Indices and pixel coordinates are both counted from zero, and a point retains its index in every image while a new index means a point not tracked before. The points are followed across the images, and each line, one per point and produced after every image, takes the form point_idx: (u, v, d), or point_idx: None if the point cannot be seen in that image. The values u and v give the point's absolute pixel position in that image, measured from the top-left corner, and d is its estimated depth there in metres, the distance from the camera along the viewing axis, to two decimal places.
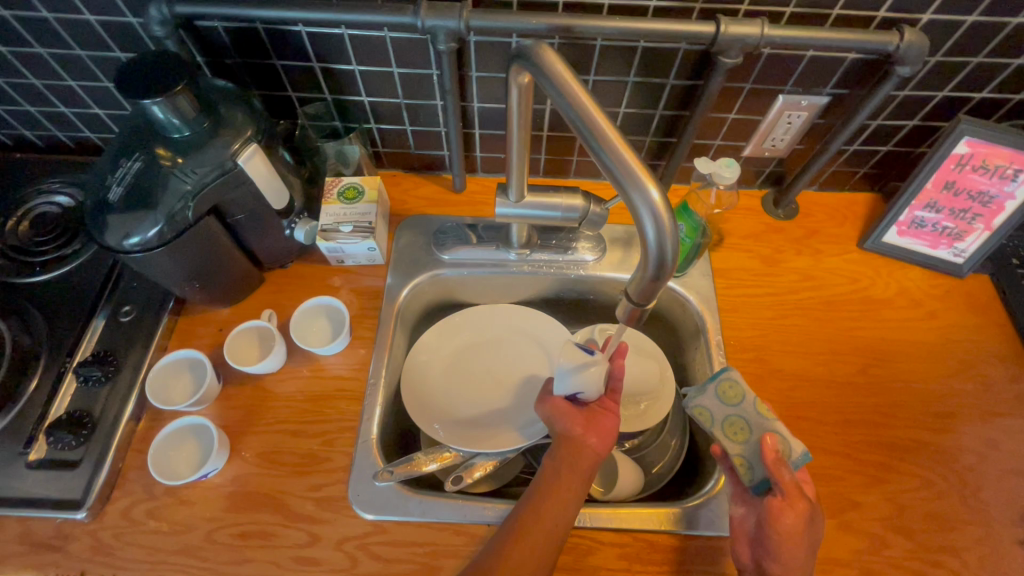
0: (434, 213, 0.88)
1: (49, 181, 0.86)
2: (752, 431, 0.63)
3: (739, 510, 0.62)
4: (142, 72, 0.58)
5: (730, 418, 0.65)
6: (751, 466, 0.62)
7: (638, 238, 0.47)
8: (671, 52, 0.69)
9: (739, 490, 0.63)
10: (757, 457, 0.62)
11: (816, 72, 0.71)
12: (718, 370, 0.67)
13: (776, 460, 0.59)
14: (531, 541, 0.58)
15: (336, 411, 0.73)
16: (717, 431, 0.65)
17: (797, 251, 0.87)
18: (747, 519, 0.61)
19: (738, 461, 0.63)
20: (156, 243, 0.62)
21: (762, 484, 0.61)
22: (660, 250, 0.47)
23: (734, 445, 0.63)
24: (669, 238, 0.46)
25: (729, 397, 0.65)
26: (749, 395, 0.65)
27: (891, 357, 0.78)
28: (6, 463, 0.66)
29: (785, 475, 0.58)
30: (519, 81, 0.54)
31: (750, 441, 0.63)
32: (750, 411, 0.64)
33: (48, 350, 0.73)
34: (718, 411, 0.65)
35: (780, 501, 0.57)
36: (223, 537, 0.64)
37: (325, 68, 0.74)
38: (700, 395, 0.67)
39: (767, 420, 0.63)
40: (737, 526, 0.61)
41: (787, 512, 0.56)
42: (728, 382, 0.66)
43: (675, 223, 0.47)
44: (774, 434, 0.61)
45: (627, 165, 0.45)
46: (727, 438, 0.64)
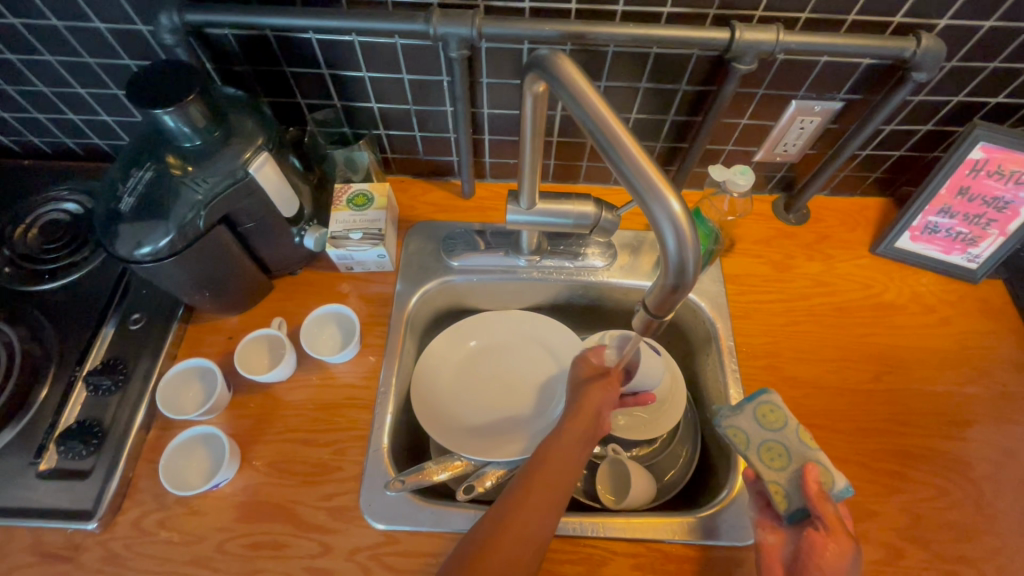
0: (443, 219, 0.88)
1: (58, 188, 0.86)
2: (791, 459, 0.62)
3: (772, 538, 0.61)
4: (153, 82, 0.58)
5: (768, 443, 0.63)
6: (788, 496, 0.60)
7: (658, 248, 0.46)
8: (683, 58, 0.68)
9: (768, 516, 0.63)
10: (796, 487, 0.60)
11: (830, 78, 0.70)
12: (757, 393, 0.66)
13: (819, 493, 0.59)
14: (508, 541, 0.55)
15: (346, 419, 0.72)
16: (753, 455, 0.63)
17: (808, 257, 0.86)
18: (781, 547, 0.60)
19: (774, 488, 0.61)
20: (167, 253, 0.61)
21: (797, 515, 0.60)
22: (679, 262, 0.46)
23: (772, 472, 0.62)
24: (689, 249, 0.45)
25: (769, 422, 0.64)
26: (790, 422, 0.64)
27: (905, 365, 0.78)
28: (17, 474, 0.66)
29: (828, 511, 0.58)
30: (534, 90, 0.53)
31: (789, 469, 0.61)
32: (791, 438, 0.63)
33: (58, 358, 0.73)
34: (755, 434, 0.64)
35: (823, 536, 0.56)
36: (235, 547, 0.64)
37: (334, 75, 0.74)
38: (737, 415, 0.66)
39: (808, 449, 0.62)
40: (770, 553, 0.60)
41: (828, 545, 0.56)
42: (768, 406, 0.65)
43: (696, 234, 0.45)
44: (817, 465, 0.60)
45: (647, 175, 0.44)
46: (762, 464, 0.62)
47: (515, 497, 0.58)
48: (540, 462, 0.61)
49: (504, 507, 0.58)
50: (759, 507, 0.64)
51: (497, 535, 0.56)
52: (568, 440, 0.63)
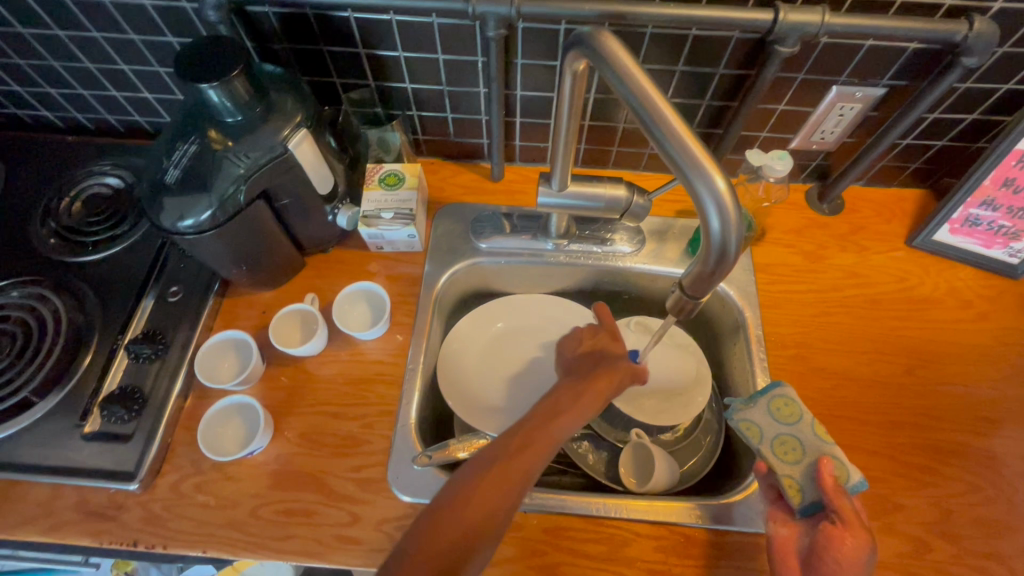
0: (472, 201, 0.89)
1: (99, 163, 0.89)
2: (805, 452, 0.63)
3: (784, 531, 0.60)
4: (200, 56, 0.59)
5: (782, 437, 0.64)
6: (802, 489, 0.61)
7: (701, 229, 0.45)
8: (721, 41, 0.68)
9: (780, 509, 0.62)
10: (810, 480, 0.61)
11: (874, 63, 0.69)
12: (771, 387, 0.68)
13: (834, 485, 0.59)
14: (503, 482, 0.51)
15: (375, 395, 0.74)
16: (767, 448, 0.64)
17: (841, 247, 0.85)
18: (795, 540, 0.60)
19: (788, 482, 0.62)
20: (208, 227, 0.63)
21: (811, 508, 0.60)
22: (723, 243, 0.45)
23: (785, 466, 0.62)
24: (734, 229, 0.44)
25: (783, 416, 0.66)
26: (805, 417, 0.65)
27: (938, 359, 0.76)
28: (63, 435, 0.69)
29: (843, 502, 0.58)
30: (574, 68, 0.53)
31: (802, 463, 0.62)
32: (805, 432, 0.64)
33: (101, 327, 0.76)
34: (769, 428, 0.65)
35: (840, 528, 0.56)
36: (268, 513, 0.66)
37: (370, 54, 0.74)
38: (751, 408, 0.67)
39: (823, 443, 0.64)
40: (782, 546, 0.60)
41: (845, 537, 0.56)
42: (782, 400, 0.67)
43: (741, 213, 0.44)
44: (831, 458, 0.61)
45: (690, 152, 0.43)
46: (776, 456, 0.63)
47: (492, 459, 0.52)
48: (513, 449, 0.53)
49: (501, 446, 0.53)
50: (771, 500, 0.64)
51: (439, 521, 0.48)
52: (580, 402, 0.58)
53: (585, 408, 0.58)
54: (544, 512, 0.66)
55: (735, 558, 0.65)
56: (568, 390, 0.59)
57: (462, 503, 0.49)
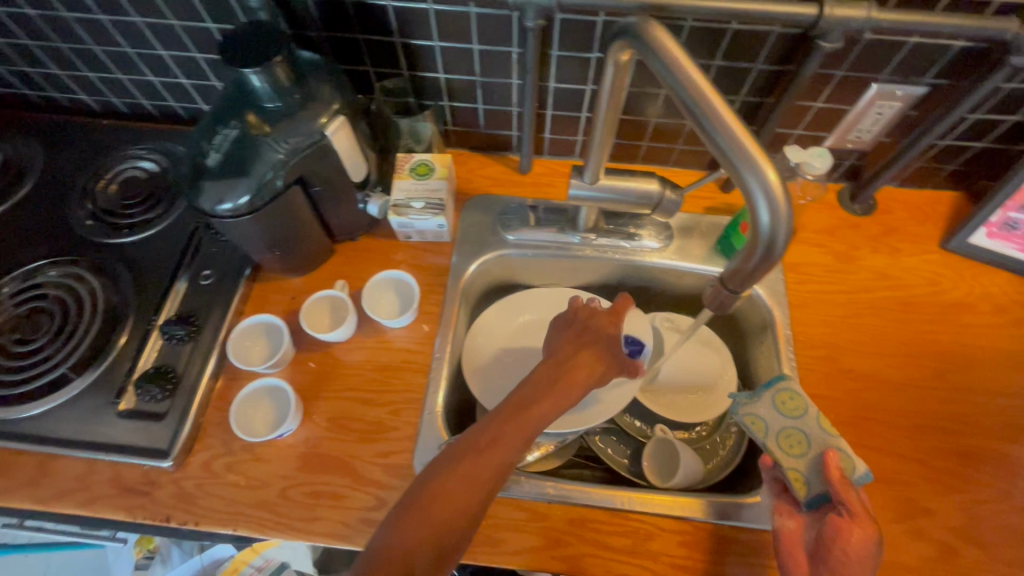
0: (500, 193, 0.89)
1: (135, 147, 0.90)
2: (810, 445, 0.62)
3: (790, 524, 0.60)
4: (243, 41, 0.60)
5: (787, 430, 0.63)
6: (807, 482, 0.60)
7: (749, 223, 0.45)
8: (761, 35, 0.67)
9: (786, 502, 0.62)
10: (815, 472, 0.61)
11: (917, 60, 0.67)
12: (774, 380, 0.67)
13: (840, 477, 0.59)
14: (474, 472, 0.52)
15: (402, 382, 0.75)
16: (772, 442, 0.63)
17: (873, 249, 0.83)
18: (801, 532, 0.60)
19: (793, 475, 0.61)
20: (245, 211, 0.64)
21: (817, 501, 0.60)
22: (771, 238, 0.44)
23: (790, 459, 0.62)
24: (784, 223, 0.43)
25: (789, 409, 0.65)
26: (810, 409, 0.64)
27: (971, 364, 0.75)
28: (99, 411, 0.71)
29: (850, 494, 0.57)
30: (617, 60, 0.52)
31: (808, 455, 0.62)
32: (811, 425, 0.63)
33: (136, 307, 0.77)
34: (774, 422, 0.64)
35: (847, 521, 0.56)
36: (296, 495, 0.67)
37: (405, 43, 0.75)
38: (755, 403, 0.66)
39: (829, 436, 0.63)
40: (789, 538, 0.60)
41: (852, 529, 0.55)
42: (786, 393, 0.66)
43: (791, 207, 0.44)
44: (837, 450, 0.61)
45: (741, 145, 0.43)
46: (781, 450, 0.63)
47: (464, 452, 0.53)
48: (475, 444, 0.53)
49: (472, 438, 0.54)
50: (776, 493, 0.63)
51: (413, 514, 0.50)
52: (553, 398, 0.57)
53: (559, 402, 0.58)
54: (568, 504, 0.67)
55: (758, 556, 0.65)
56: (541, 382, 0.58)
57: (435, 497, 0.50)
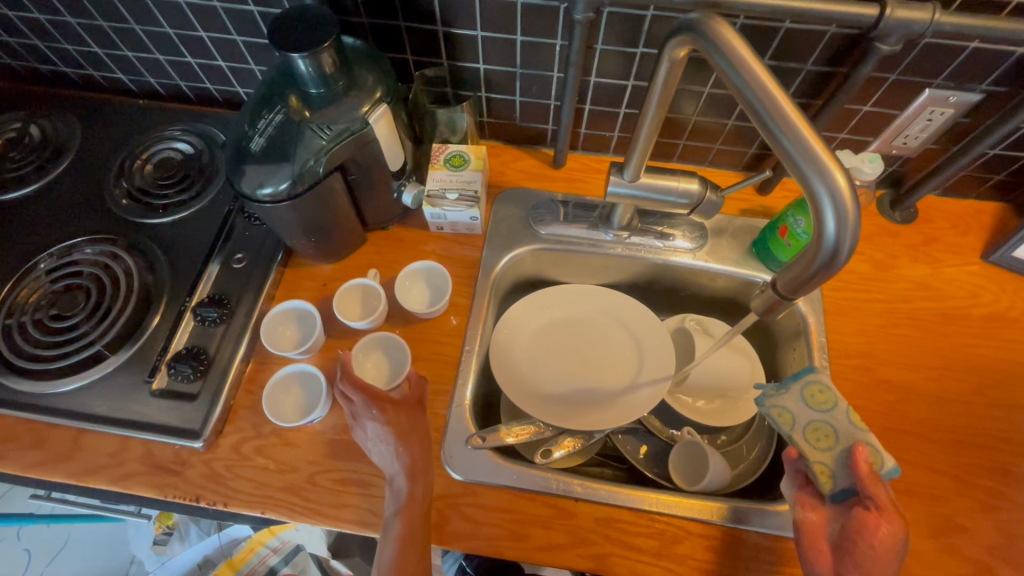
0: (533, 187, 0.88)
1: (171, 128, 0.91)
2: (838, 439, 0.61)
3: (812, 516, 0.59)
4: (293, 26, 0.59)
5: (815, 424, 0.62)
6: (833, 476, 0.59)
7: (812, 228, 0.44)
8: (815, 35, 0.65)
9: (808, 494, 0.61)
10: (843, 466, 0.59)
11: (975, 66, 0.65)
12: (803, 373, 0.65)
13: (870, 472, 0.57)
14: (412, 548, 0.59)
15: (431, 373, 0.74)
16: (798, 435, 0.62)
17: (912, 258, 0.82)
18: (824, 526, 0.58)
19: (819, 468, 0.60)
20: (285, 197, 0.64)
21: (843, 494, 0.58)
22: (836, 245, 0.43)
23: (818, 452, 0.60)
24: (851, 229, 0.41)
25: (817, 402, 0.63)
26: (840, 404, 0.63)
27: (1011, 380, 0.73)
28: (132, 389, 0.71)
29: (879, 489, 0.56)
30: (674, 57, 0.51)
31: (835, 449, 0.60)
32: (839, 419, 0.62)
33: (169, 288, 0.78)
34: (802, 414, 0.63)
35: (875, 516, 0.54)
36: (324, 481, 0.68)
37: (447, 32, 0.74)
38: (782, 395, 0.65)
39: (857, 431, 0.61)
40: (811, 531, 0.58)
41: (880, 524, 0.54)
42: (816, 387, 0.64)
43: (858, 215, 0.42)
44: (866, 445, 0.59)
45: (810, 148, 0.42)
46: (807, 443, 0.61)
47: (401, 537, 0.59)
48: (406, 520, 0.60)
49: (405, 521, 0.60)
50: (798, 485, 0.62)
51: None
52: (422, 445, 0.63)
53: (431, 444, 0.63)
54: (595, 503, 0.66)
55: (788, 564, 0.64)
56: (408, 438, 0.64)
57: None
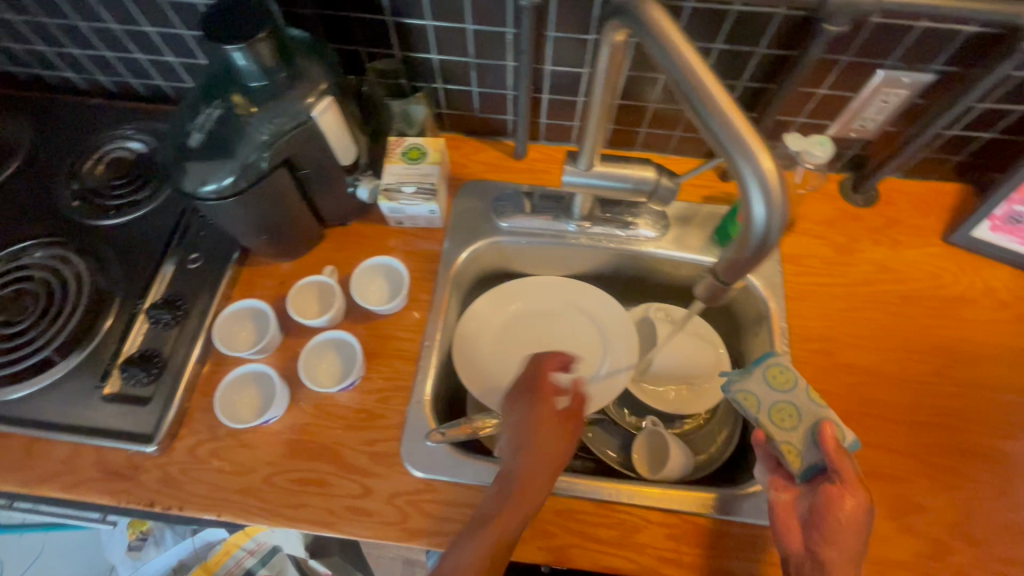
0: (494, 178, 0.87)
1: (123, 127, 0.88)
2: (802, 418, 0.61)
3: (784, 496, 0.60)
4: (226, 17, 0.58)
5: (779, 404, 0.62)
6: (801, 455, 0.59)
7: (742, 214, 0.43)
8: (766, 17, 0.64)
9: (780, 476, 0.61)
10: (810, 444, 0.59)
11: (926, 46, 0.65)
12: (765, 355, 0.65)
13: (836, 447, 0.57)
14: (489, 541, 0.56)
15: (390, 369, 0.74)
16: (765, 417, 0.62)
17: (874, 241, 0.82)
18: (795, 504, 0.59)
19: (786, 449, 0.60)
20: (230, 193, 0.62)
21: (811, 471, 0.59)
22: (765, 228, 0.43)
23: (783, 432, 0.60)
24: (779, 213, 0.41)
25: (781, 383, 0.63)
26: (802, 383, 0.63)
27: (971, 360, 0.74)
28: (83, 395, 0.70)
29: (845, 463, 0.56)
30: (613, 40, 0.50)
31: (800, 428, 0.60)
32: (802, 399, 0.62)
33: (122, 291, 0.76)
34: (767, 396, 0.62)
35: (840, 490, 0.55)
36: (282, 481, 0.67)
37: (397, 22, 0.72)
38: (747, 378, 0.64)
39: (820, 408, 0.61)
40: (783, 511, 0.59)
41: (846, 498, 0.55)
42: (778, 368, 0.64)
43: (785, 198, 0.42)
44: (831, 421, 0.59)
45: (736, 131, 0.41)
46: (773, 424, 0.61)
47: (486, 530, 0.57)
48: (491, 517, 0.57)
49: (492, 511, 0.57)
50: (770, 468, 0.62)
51: None
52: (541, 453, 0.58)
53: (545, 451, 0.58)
54: (556, 494, 0.66)
55: (749, 550, 0.64)
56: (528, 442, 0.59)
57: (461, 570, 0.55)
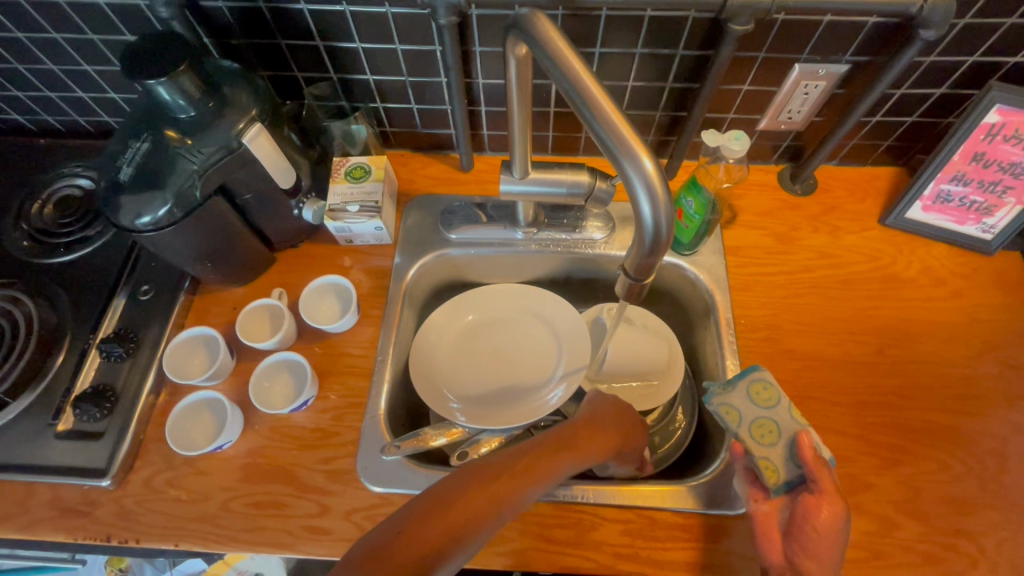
0: (442, 192, 0.88)
1: (71, 164, 0.89)
2: (782, 433, 0.61)
3: (764, 508, 0.60)
4: (146, 52, 0.59)
5: (759, 420, 0.62)
6: (779, 469, 0.59)
7: (634, 214, 0.46)
8: (679, 21, 0.67)
9: (758, 488, 0.62)
10: (790, 459, 0.60)
11: (835, 38, 0.68)
12: (748, 370, 0.65)
13: (815, 457, 0.58)
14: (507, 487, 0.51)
15: (345, 387, 0.74)
16: (745, 432, 0.61)
17: (813, 228, 0.84)
18: (774, 516, 0.59)
19: (764, 464, 0.60)
20: (166, 223, 0.63)
21: (789, 484, 0.59)
22: (655, 226, 0.45)
23: (762, 448, 0.61)
24: (663, 211, 0.44)
25: (763, 399, 0.63)
26: (783, 399, 0.63)
27: (911, 338, 0.76)
28: (37, 434, 0.70)
29: (824, 473, 0.57)
30: (517, 53, 0.52)
31: (780, 443, 0.61)
32: (782, 414, 0.62)
33: (73, 327, 0.76)
34: (747, 412, 0.63)
35: (817, 499, 0.56)
36: (239, 506, 0.67)
37: (329, 47, 0.74)
38: (729, 392, 0.64)
39: (799, 424, 0.62)
40: (764, 523, 0.60)
41: (822, 507, 0.56)
42: (760, 383, 0.64)
43: (671, 198, 0.45)
44: (809, 433, 0.60)
45: (619, 135, 0.43)
46: (753, 440, 0.61)
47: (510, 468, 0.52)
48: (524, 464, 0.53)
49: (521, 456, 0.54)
50: (748, 481, 0.63)
51: (430, 517, 0.46)
52: (588, 450, 0.60)
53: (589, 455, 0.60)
54: None
55: (706, 539, 0.65)
56: (581, 435, 0.61)
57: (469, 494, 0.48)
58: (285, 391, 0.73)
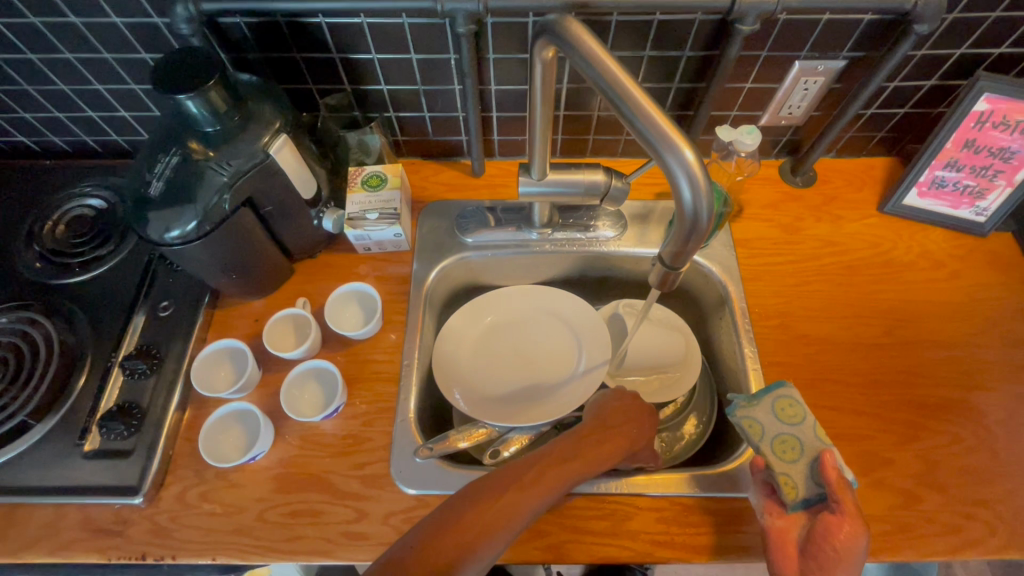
0: (455, 197, 0.90)
1: (81, 185, 0.89)
2: (804, 450, 0.63)
3: (780, 522, 0.61)
4: (174, 68, 0.60)
5: (783, 436, 0.64)
6: (798, 486, 0.61)
7: (674, 201, 0.48)
8: (686, 23, 0.70)
9: (774, 502, 0.63)
10: (810, 477, 0.62)
11: (833, 36, 0.71)
12: (774, 387, 0.67)
13: (838, 477, 0.60)
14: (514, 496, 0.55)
15: (372, 393, 0.75)
16: (767, 446, 0.64)
17: (817, 218, 0.87)
18: (791, 532, 0.61)
19: (784, 479, 0.62)
20: (194, 236, 0.64)
21: (808, 501, 0.61)
22: (695, 214, 0.48)
23: (783, 464, 0.62)
24: (704, 197, 0.46)
25: (786, 416, 0.65)
26: (808, 417, 0.65)
27: (917, 318, 0.79)
28: (63, 455, 0.69)
29: (845, 493, 0.59)
30: (543, 57, 0.54)
31: (802, 460, 0.62)
32: (806, 433, 0.64)
33: (94, 346, 0.76)
34: (771, 427, 0.65)
35: (839, 518, 0.58)
36: (274, 516, 0.67)
37: (345, 59, 0.76)
38: (754, 407, 0.67)
39: (821, 443, 0.64)
40: (780, 536, 0.61)
41: (843, 526, 0.57)
42: (785, 400, 0.66)
43: (710, 185, 0.47)
44: (831, 452, 0.62)
45: (659, 127, 0.46)
46: (775, 455, 0.63)
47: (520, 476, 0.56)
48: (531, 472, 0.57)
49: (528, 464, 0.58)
50: (765, 494, 0.64)
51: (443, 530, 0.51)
52: (598, 450, 0.63)
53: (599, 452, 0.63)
54: None
55: (739, 523, 0.66)
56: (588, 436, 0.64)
57: (477, 506, 0.53)
58: (314, 399, 0.74)
